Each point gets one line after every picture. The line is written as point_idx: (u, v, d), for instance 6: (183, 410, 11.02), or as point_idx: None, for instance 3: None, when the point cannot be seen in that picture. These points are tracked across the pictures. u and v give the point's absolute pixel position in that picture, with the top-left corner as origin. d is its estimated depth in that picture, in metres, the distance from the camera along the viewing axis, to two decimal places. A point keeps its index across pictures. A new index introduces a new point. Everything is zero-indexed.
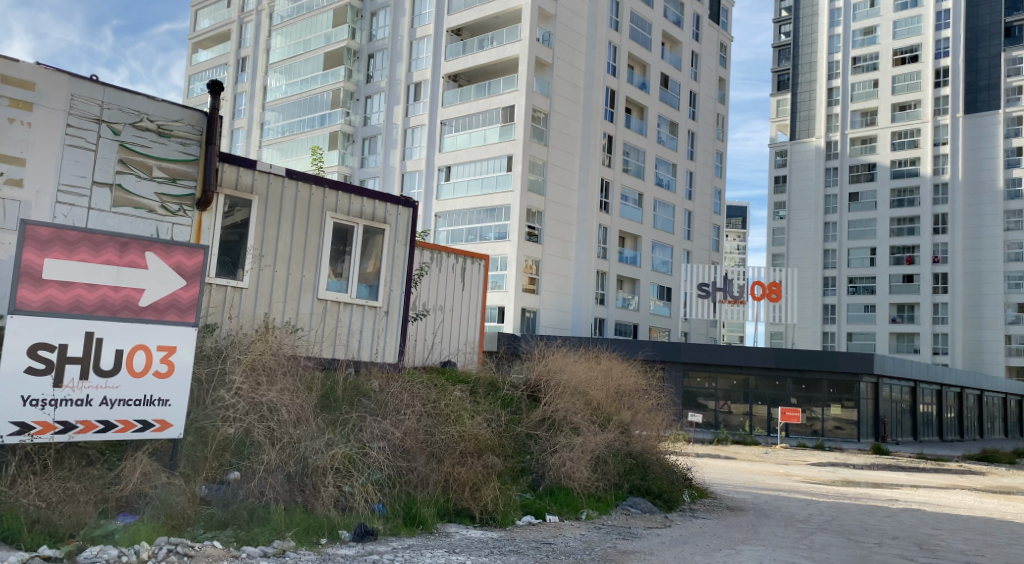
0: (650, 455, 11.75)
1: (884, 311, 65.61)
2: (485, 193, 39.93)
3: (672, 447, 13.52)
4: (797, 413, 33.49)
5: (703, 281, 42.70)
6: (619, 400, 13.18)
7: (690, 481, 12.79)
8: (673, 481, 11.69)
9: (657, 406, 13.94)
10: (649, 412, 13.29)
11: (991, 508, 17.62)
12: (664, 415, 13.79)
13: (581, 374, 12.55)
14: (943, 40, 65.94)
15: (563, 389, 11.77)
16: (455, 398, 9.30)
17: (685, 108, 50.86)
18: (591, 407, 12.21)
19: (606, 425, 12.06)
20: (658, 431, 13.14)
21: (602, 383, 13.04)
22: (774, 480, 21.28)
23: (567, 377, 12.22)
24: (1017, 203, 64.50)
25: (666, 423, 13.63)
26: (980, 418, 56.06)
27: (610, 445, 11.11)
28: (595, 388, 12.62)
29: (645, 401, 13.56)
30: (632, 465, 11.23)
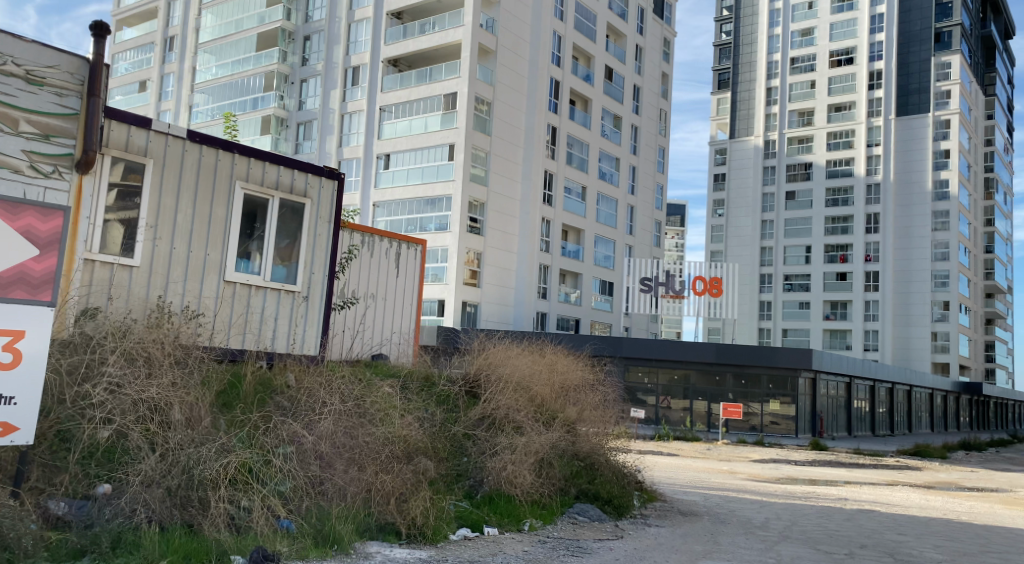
0: (600, 456, 10.84)
1: (818, 308, 66.45)
2: (425, 183, 38.68)
3: (621, 446, 12.61)
4: (738, 408, 33.16)
5: (645, 276, 42.15)
6: (563, 397, 12.24)
7: (639, 484, 11.89)
8: (623, 486, 10.75)
9: (604, 402, 13.09)
10: (596, 408, 12.42)
11: (934, 506, 17.28)
12: (612, 413, 12.92)
13: (524, 369, 11.57)
14: (877, 43, 67.06)
15: (504, 383, 10.79)
16: (382, 395, 8.22)
17: (628, 102, 50.39)
18: (535, 404, 11.27)
19: (551, 423, 11.11)
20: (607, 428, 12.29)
21: (546, 379, 12.11)
22: (718, 478, 20.68)
23: (509, 372, 11.25)
24: (945, 204, 65.96)
25: (614, 420, 12.76)
26: (909, 414, 56.96)
27: (555, 446, 10.15)
28: (540, 383, 11.68)
29: (593, 398, 12.67)
30: (578, 468, 10.27)
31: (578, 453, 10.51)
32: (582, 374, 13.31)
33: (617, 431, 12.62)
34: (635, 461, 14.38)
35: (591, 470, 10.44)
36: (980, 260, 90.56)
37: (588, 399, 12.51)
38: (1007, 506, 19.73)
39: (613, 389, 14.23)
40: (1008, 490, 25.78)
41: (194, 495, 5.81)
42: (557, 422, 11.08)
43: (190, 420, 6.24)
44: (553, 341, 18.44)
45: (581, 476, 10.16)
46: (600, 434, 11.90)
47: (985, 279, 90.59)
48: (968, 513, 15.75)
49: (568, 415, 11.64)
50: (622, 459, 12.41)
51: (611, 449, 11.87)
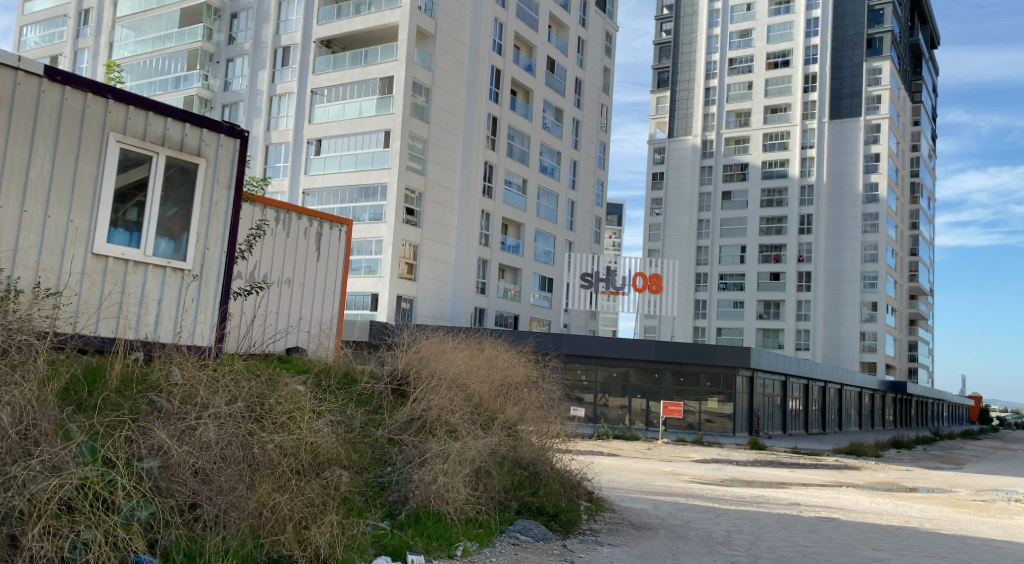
0: (544, 462, 9.68)
1: (751, 307, 66.90)
2: (359, 170, 37.00)
3: (567, 450, 11.41)
4: (678, 406, 32.35)
5: (586, 272, 41.13)
6: (503, 397, 11.03)
7: (587, 494, 10.69)
8: (569, 497, 9.57)
9: (548, 400, 11.89)
10: (538, 407, 11.23)
11: (883, 510, 16.47)
12: (557, 412, 11.73)
13: (460, 365, 10.29)
14: (812, 47, 67.53)
15: (437, 382, 9.48)
16: (290, 393, 6.87)
17: (570, 95, 49.38)
18: (473, 402, 10.03)
19: (490, 425, 9.85)
20: (549, 427, 11.11)
21: (485, 377, 10.86)
22: (660, 480, 19.63)
23: (442, 368, 9.97)
24: (874, 207, 66.39)
25: (558, 420, 11.55)
26: (840, 412, 57.37)
27: (493, 452, 8.91)
28: (477, 380, 10.42)
29: (535, 397, 11.45)
30: (520, 478, 9.06)
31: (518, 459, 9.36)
32: (521, 371, 12.08)
33: (561, 431, 11.42)
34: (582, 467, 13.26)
35: (533, 479, 9.23)
36: (906, 263, 92.54)
37: (531, 399, 11.30)
38: (953, 508, 19.14)
39: (557, 387, 13.01)
40: (946, 490, 25.45)
41: (3, 530, 4.45)
42: (496, 423, 9.86)
43: (18, 424, 4.89)
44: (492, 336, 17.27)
45: (523, 486, 8.97)
46: (543, 437, 10.70)
47: (910, 281, 92.56)
48: (922, 518, 14.94)
49: (508, 415, 10.42)
50: (567, 465, 11.22)
51: (555, 454, 10.66)
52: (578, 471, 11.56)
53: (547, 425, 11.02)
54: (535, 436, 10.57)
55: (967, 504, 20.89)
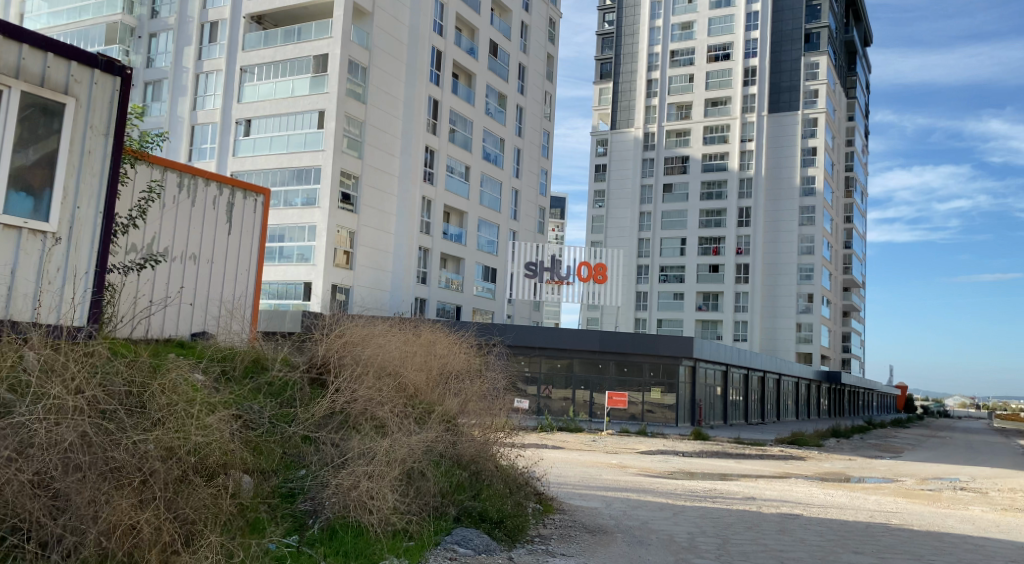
0: (484, 462, 8.63)
1: (691, 299, 67.09)
2: (292, 153, 35.29)
3: (511, 446, 10.29)
4: (623, 397, 31.54)
5: (529, 261, 40.08)
6: (440, 387, 9.92)
7: (534, 495, 9.71)
8: (515, 501, 8.48)
9: (492, 390, 10.73)
10: (479, 399, 10.10)
11: (839, 503, 15.68)
12: (502, 403, 10.60)
13: (393, 350, 9.10)
14: (751, 40, 67.49)
15: (362, 370, 8.29)
16: (174, 385, 5.80)
17: (513, 81, 48.18)
18: (407, 392, 8.85)
19: (425, 418, 8.73)
20: (491, 420, 10.00)
21: (421, 364, 9.67)
22: (606, 474, 18.59)
23: (372, 353, 8.77)
24: (811, 200, 66.76)
25: (502, 411, 10.41)
26: (778, 402, 57.60)
27: (428, 449, 7.77)
28: (411, 367, 9.23)
29: (477, 387, 10.29)
30: (458, 481, 7.94)
31: (452, 458, 8.30)
32: (463, 357, 10.91)
33: (505, 424, 10.31)
34: (528, 465, 12.26)
35: (473, 482, 8.13)
36: (840, 255, 93.94)
37: (473, 388, 10.15)
38: (906, 499, 18.51)
39: (502, 376, 11.87)
40: (892, 480, 25.01)
41: None
42: (433, 416, 8.74)
43: None
44: (431, 323, 16.09)
45: (461, 488, 7.88)
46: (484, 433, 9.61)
47: (843, 274, 94.03)
48: (882, 511, 14.17)
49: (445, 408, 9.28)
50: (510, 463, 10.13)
51: (497, 453, 9.55)
52: (526, 470, 10.46)
53: (488, 418, 9.92)
54: (475, 432, 9.46)
55: (917, 494, 20.35)
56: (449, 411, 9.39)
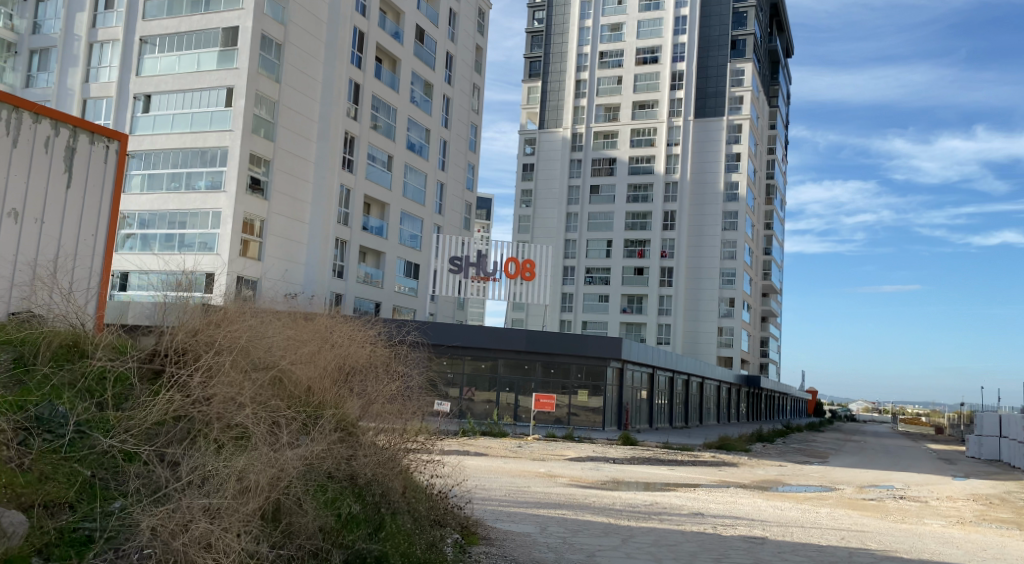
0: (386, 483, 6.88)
1: (616, 301, 66.04)
2: (195, 132, 32.44)
3: (423, 458, 8.45)
4: (550, 399, 29.66)
5: (454, 256, 37.93)
6: (341, 383, 7.97)
7: (449, 527, 7.95)
8: (424, 539, 6.68)
9: (405, 385, 8.85)
10: (390, 399, 8.21)
11: (794, 518, 14.15)
12: (416, 403, 8.75)
13: (275, 335, 7.12)
14: (680, 45, 66.83)
15: (228, 358, 6.30)
16: None
17: (440, 69, 45.96)
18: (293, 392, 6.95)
19: (313, 423, 6.81)
20: (401, 428, 8.16)
21: (316, 353, 7.70)
22: (534, 485, 16.66)
23: (246, 333, 6.77)
24: (734, 205, 66.37)
25: (413, 416, 8.52)
26: (701, 405, 56.86)
27: (306, 473, 5.91)
28: (301, 358, 7.25)
29: (388, 384, 8.37)
30: (346, 517, 6.09)
31: (345, 480, 6.52)
32: (376, 345, 8.93)
33: (417, 432, 8.47)
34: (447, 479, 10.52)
35: (369, 514, 6.35)
36: (760, 261, 94.38)
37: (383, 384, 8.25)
38: (856, 511, 17.14)
39: (419, 370, 9.93)
40: (830, 489, 23.80)
41: None
42: (325, 419, 6.88)
43: None
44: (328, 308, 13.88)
45: (353, 523, 6.12)
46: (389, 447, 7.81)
47: (763, 279, 94.69)
48: (846, 529, 12.66)
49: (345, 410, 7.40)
50: (419, 481, 8.36)
51: (406, 472, 7.75)
52: (442, 489, 8.65)
53: (396, 428, 8.09)
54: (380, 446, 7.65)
55: (863, 505, 19.02)
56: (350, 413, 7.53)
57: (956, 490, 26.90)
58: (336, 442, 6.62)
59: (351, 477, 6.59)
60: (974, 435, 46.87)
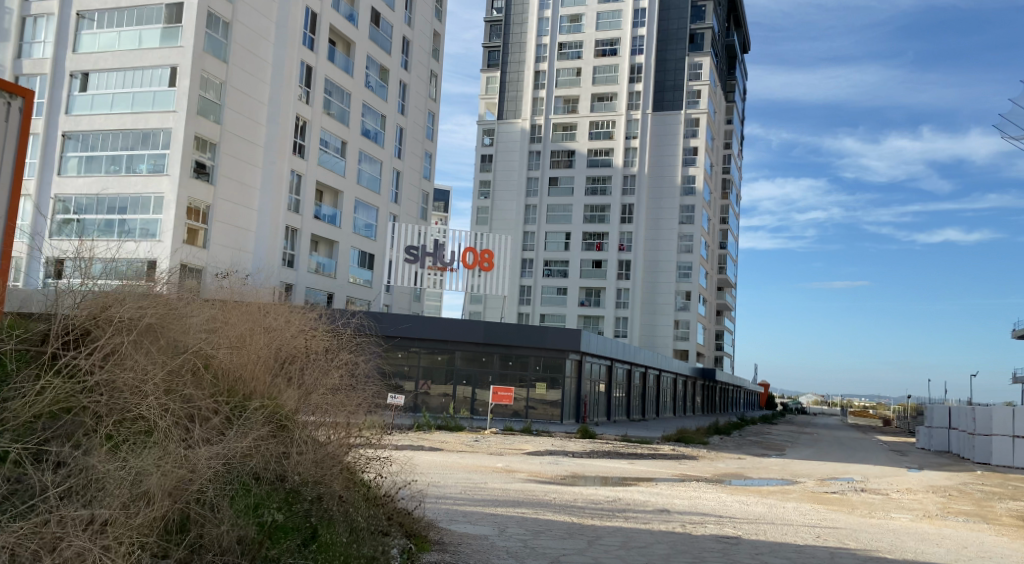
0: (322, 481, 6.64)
1: (574, 294, 65.51)
2: (136, 113, 31.44)
3: (368, 445, 8.09)
4: (508, 392, 28.85)
5: (410, 245, 36.97)
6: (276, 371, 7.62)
7: (395, 524, 7.65)
8: (357, 537, 6.41)
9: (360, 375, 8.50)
10: (341, 389, 7.83)
11: (762, 514, 13.61)
12: (368, 395, 8.38)
13: (199, 321, 6.78)
14: (638, 37, 66.52)
15: (143, 340, 5.96)
16: None
17: (397, 54, 44.84)
18: (221, 382, 6.61)
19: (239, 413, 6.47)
20: (353, 420, 7.77)
21: (248, 340, 7.33)
22: (490, 481, 15.86)
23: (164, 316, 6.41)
24: (691, 199, 66.25)
25: (365, 409, 8.14)
26: (657, 397, 56.67)
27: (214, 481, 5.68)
28: (231, 346, 6.89)
29: (330, 371, 7.96)
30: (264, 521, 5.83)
31: (274, 480, 6.27)
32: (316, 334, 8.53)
33: (368, 424, 8.14)
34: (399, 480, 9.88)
35: (300, 515, 6.11)
36: (716, 255, 94.71)
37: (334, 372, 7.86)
38: (822, 506, 16.66)
39: (365, 359, 9.46)
40: (791, 481, 23.42)
41: None
42: (257, 410, 6.56)
43: None
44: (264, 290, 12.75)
45: (282, 530, 5.89)
46: (339, 442, 7.45)
47: (719, 273, 95.09)
48: (818, 525, 12.14)
49: (287, 401, 7.05)
50: (366, 477, 7.99)
51: (351, 468, 7.41)
52: (383, 484, 8.32)
53: (348, 421, 7.69)
54: (327, 441, 7.32)
55: (826, 499, 18.60)
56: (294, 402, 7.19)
57: (914, 482, 26.75)
58: (267, 435, 6.34)
59: (281, 477, 6.34)
60: (923, 427, 47.43)
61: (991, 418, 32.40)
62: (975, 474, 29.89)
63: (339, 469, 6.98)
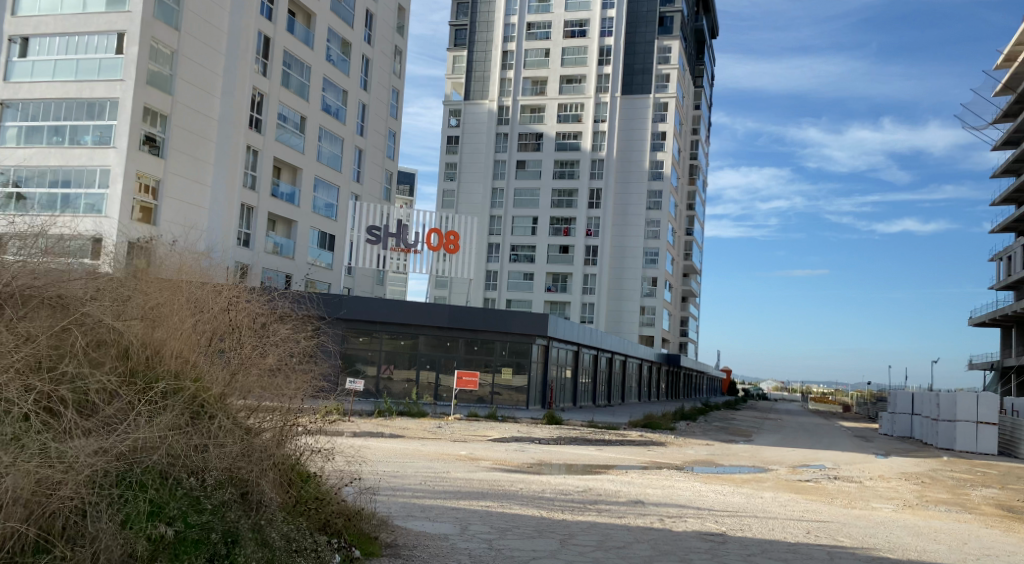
0: (247, 474, 5.94)
1: (540, 279, 64.58)
2: (80, 82, 29.98)
3: (308, 435, 7.28)
4: (473, 377, 27.84)
5: (372, 225, 35.69)
6: (212, 344, 6.88)
7: (329, 530, 6.87)
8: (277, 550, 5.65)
9: (308, 356, 7.78)
10: (281, 371, 7.12)
11: (742, 506, 12.76)
12: (314, 378, 7.65)
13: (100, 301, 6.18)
14: (607, 19, 65.53)
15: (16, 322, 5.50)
16: None
17: (360, 28, 43.33)
18: (127, 360, 5.97)
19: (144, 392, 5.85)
20: (295, 403, 7.06)
21: (173, 314, 6.66)
22: (453, 471, 14.82)
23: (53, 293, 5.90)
24: (658, 184, 65.61)
25: (308, 394, 7.39)
26: (623, 383, 56.08)
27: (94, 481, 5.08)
28: (145, 323, 6.28)
29: (273, 350, 7.18)
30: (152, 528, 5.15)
31: (190, 473, 5.57)
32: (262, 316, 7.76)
33: (311, 410, 7.36)
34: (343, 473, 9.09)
35: (204, 526, 5.31)
36: (682, 241, 94.38)
37: (275, 349, 7.17)
38: (799, 496, 15.93)
39: (319, 343, 8.58)
40: (763, 469, 22.74)
41: None
42: (166, 394, 5.86)
43: None
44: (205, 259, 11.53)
45: (187, 544, 5.22)
46: (276, 430, 6.71)
47: (684, 259, 94.89)
48: (804, 519, 11.34)
49: (214, 382, 6.34)
50: (309, 469, 7.19)
51: (287, 462, 6.68)
52: (326, 481, 7.43)
53: (289, 406, 6.96)
54: (263, 430, 6.60)
55: (801, 488, 17.87)
56: (227, 382, 6.46)
57: (884, 469, 26.27)
58: (176, 423, 5.67)
59: (198, 470, 5.64)
60: (886, 413, 47.37)
61: (956, 403, 32.00)
62: (942, 460, 29.53)
63: (271, 462, 6.25)
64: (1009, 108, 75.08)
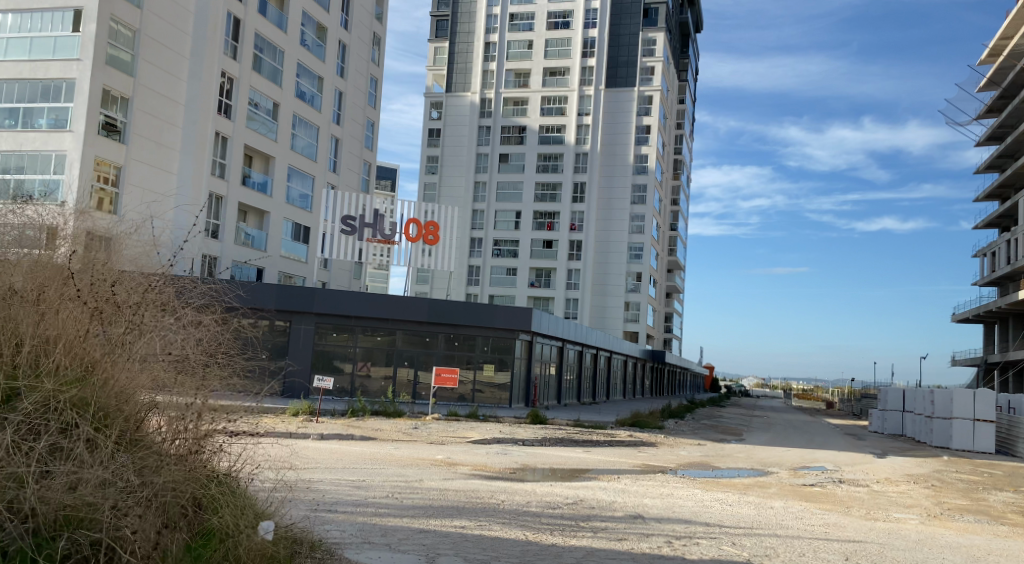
0: (103, 508, 5.31)
1: (523, 275, 62.62)
2: (34, 61, 28.14)
3: (218, 440, 6.49)
4: (453, 374, 26.15)
5: (347, 215, 33.89)
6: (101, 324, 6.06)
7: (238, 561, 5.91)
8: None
9: (229, 346, 6.87)
10: (190, 364, 6.39)
11: (758, 521, 11.14)
12: (240, 365, 6.87)
13: None
14: (592, 11, 64.05)
15: None
16: None
17: (336, 13, 41.41)
18: None
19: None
20: (205, 398, 6.42)
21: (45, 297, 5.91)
22: (426, 480, 13.06)
23: None
24: (643, 178, 64.26)
25: (226, 385, 6.65)
26: (608, 381, 54.62)
27: None
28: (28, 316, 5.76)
29: (175, 335, 6.33)
30: None
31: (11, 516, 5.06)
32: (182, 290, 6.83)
33: (227, 407, 6.65)
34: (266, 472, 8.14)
35: None
36: (665, 236, 92.96)
37: (179, 339, 6.34)
38: (812, 505, 14.35)
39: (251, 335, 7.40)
40: (762, 472, 21.21)
41: None
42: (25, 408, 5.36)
43: None
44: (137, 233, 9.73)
45: None
46: (178, 441, 6.16)
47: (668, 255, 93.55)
48: (834, 538, 9.77)
49: (86, 384, 5.76)
50: (222, 472, 6.47)
51: (196, 473, 6.10)
52: (244, 490, 6.60)
53: (192, 407, 6.28)
54: (155, 430, 6.05)
55: (810, 495, 16.30)
56: (105, 386, 5.79)
57: (885, 470, 24.86)
58: (0, 450, 5.14)
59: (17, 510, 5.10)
60: (876, 411, 46.20)
61: (952, 400, 30.70)
62: (942, 460, 28.12)
63: (152, 491, 5.60)
64: (994, 104, 74.19)
